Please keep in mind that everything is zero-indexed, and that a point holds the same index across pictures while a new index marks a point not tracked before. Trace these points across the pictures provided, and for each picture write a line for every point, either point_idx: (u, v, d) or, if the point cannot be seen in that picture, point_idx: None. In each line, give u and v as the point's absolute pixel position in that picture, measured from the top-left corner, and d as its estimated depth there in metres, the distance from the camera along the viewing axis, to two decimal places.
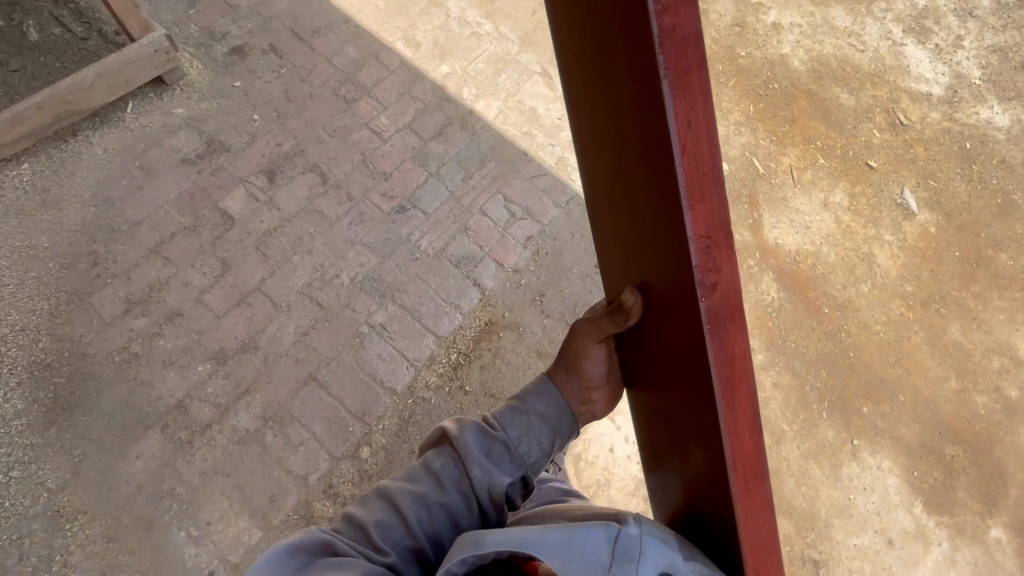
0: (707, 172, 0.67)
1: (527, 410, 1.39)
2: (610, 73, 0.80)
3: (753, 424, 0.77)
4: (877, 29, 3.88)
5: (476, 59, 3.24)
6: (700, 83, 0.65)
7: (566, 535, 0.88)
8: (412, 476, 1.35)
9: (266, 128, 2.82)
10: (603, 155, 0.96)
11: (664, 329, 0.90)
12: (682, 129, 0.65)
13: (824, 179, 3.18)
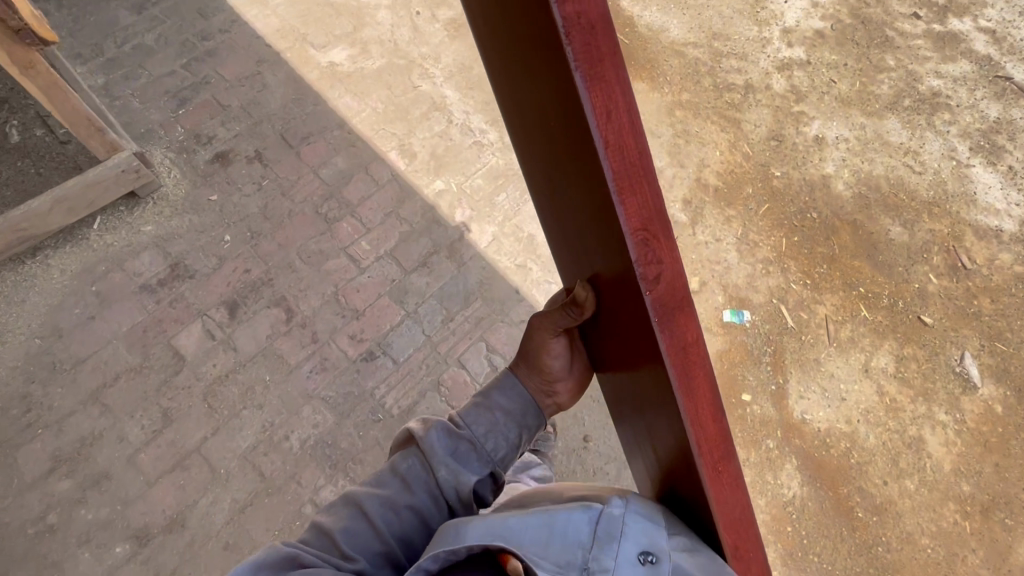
0: (636, 162, 0.60)
1: (491, 405, 1.22)
2: (521, 56, 0.71)
3: (716, 411, 0.73)
4: (939, 146, 3.42)
5: (475, 174, 2.97)
6: (615, 68, 0.57)
7: (545, 520, 0.89)
8: (377, 478, 1.17)
9: (236, 251, 2.61)
10: (535, 145, 0.87)
11: (618, 316, 0.82)
12: (602, 122, 0.57)
13: (865, 337, 2.73)
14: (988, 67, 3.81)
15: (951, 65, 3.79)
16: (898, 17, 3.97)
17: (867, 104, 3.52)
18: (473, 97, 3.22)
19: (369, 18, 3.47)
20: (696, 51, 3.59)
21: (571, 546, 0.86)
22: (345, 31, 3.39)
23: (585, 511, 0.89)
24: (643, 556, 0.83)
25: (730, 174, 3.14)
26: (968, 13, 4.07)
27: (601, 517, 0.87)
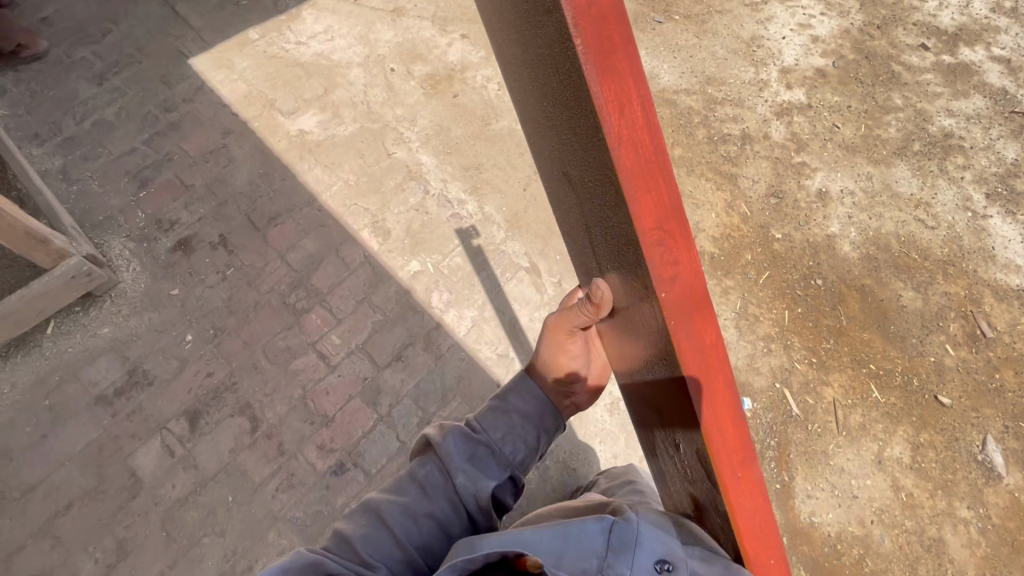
0: (650, 160, 0.92)
1: (508, 409, 1.66)
2: (566, 81, 1.01)
3: (716, 351, 1.03)
4: (953, 195, 3.19)
5: (453, 252, 2.79)
6: (631, 80, 0.87)
7: (563, 532, 1.15)
8: (400, 487, 1.50)
9: (198, 352, 2.45)
10: (577, 146, 1.18)
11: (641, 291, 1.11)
12: (619, 122, 0.88)
13: (878, 423, 2.52)
14: (1003, 102, 3.57)
15: (963, 101, 3.55)
16: (903, 50, 3.74)
17: (873, 150, 3.29)
18: (451, 163, 3.05)
19: (341, 78, 3.30)
20: (688, 99, 3.39)
21: (590, 555, 1.12)
22: (316, 94, 3.22)
23: (600, 524, 1.16)
24: (656, 565, 1.09)
25: (727, 239, 2.93)
26: (979, 41, 3.83)
27: (612, 529, 1.15)
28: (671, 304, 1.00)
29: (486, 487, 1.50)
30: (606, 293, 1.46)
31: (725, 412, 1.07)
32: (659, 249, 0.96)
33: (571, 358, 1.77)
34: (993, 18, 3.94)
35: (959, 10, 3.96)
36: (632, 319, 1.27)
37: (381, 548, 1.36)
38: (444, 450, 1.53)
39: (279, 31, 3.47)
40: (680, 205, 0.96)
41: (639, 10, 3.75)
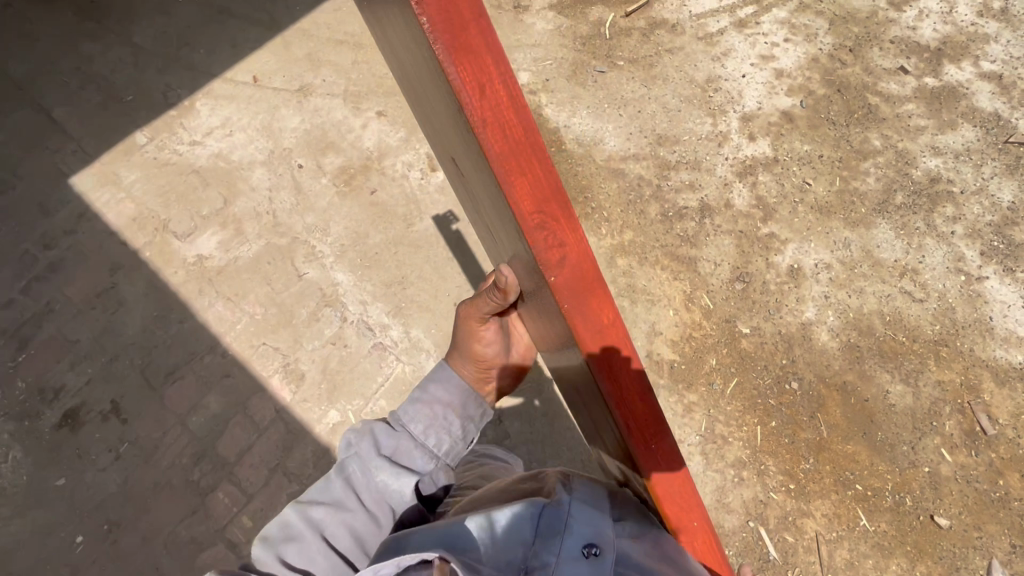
0: (522, 141, 0.85)
1: (434, 400, 1.42)
2: (415, 59, 0.93)
3: (621, 334, 1.03)
4: (943, 255, 2.81)
5: (377, 393, 2.47)
6: (486, 52, 0.78)
7: (495, 518, 1.08)
8: (326, 491, 1.29)
9: (91, 556, 2.17)
10: (446, 131, 1.11)
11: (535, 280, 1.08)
12: (482, 105, 0.80)
13: (866, 558, 2.23)
14: (997, 130, 3.15)
15: (950, 133, 3.14)
16: (880, 76, 3.31)
17: (850, 209, 2.91)
18: (371, 278, 2.69)
19: (242, 183, 2.91)
20: (638, 166, 2.99)
21: (517, 545, 1.04)
22: (214, 207, 2.84)
23: (531, 508, 1.09)
24: (586, 549, 1.02)
25: (688, 342, 2.58)
26: (966, 55, 3.39)
27: (544, 512, 1.09)
28: (567, 292, 0.97)
29: (408, 484, 1.35)
30: (509, 276, 1.21)
31: (633, 389, 1.07)
32: (542, 229, 0.92)
33: (490, 345, 1.46)
34: (980, 25, 3.49)
35: (940, 19, 3.51)
36: (531, 291, 1.20)
37: (308, 554, 1.19)
38: (361, 448, 1.35)
39: (170, 129, 3.06)
40: (557, 180, 0.90)
41: (578, 58, 3.31)
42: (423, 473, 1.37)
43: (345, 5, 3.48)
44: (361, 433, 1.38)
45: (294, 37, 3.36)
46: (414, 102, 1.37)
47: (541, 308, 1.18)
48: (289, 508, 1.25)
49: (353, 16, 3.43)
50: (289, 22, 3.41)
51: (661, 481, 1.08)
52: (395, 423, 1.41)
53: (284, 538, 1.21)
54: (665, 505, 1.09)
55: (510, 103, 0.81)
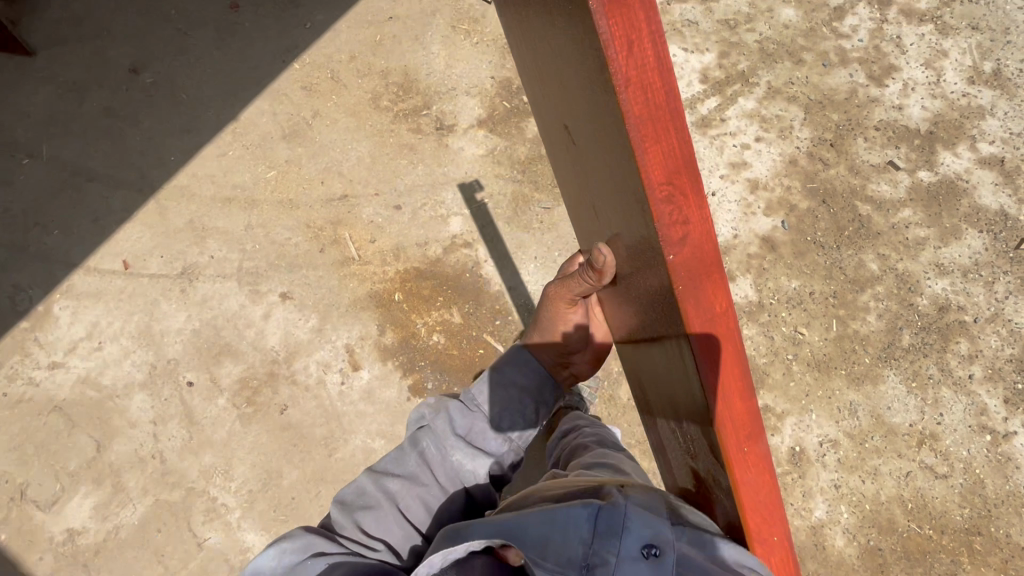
0: (666, 117, 0.84)
1: (506, 383, 1.65)
2: (566, 35, 0.96)
3: (734, 332, 0.99)
4: (963, 410, 2.41)
5: None
6: (645, 23, 0.78)
7: (550, 518, 1.13)
8: (398, 458, 1.51)
9: None
10: (580, 105, 1.13)
11: (643, 263, 1.06)
12: (630, 86, 0.81)
13: None
14: (1006, 232, 2.73)
15: (954, 244, 2.71)
16: (869, 174, 2.85)
17: (852, 360, 2.48)
18: None
19: (117, 418, 2.35)
20: None
21: (576, 543, 1.09)
22: (84, 458, 2.28)
23: (587, 510, 1.12)
24: (646, 551, 1.05)
25: None
26: (962, 136, 2.95)
27: (600, 514, 1.12)
28: (684, 275, 0.94)
29: (481, 462, 1.56)
30: (607, 257, 1.30)
31: (731, 385, 1.01)
32: (667, 204, 0.91)
33: (572, 329, 1.70)
34: (974, 94, 3.05)
35: (928, 91, 3.05)
36: (633, 272, 1.18)
37: (384, 523, 1.38)
38: (438, 427, 1.56)
39: (21, 349, 2.46)
40: (691, 158, 0.88)
41: (519, 190, 2.78)
42: (493, 453, 1.59)
43: (232, 146, 2.86)
44: (439, 408, 1.59)
45: (171, 199, 2.75)
46: (541, 76, 1.39)
47: (639, 294, 1.17)
48: (367, 479, 1.46)
49: (243, 163, 2.83)
50: (163, 178, 2.79)
51: (745, 481, 1.04)
52: (469, 405, 1.61)
53: (363, 507, 1.41)
54: (753, 526, 1.06)
55: (661, 73, 0.80)
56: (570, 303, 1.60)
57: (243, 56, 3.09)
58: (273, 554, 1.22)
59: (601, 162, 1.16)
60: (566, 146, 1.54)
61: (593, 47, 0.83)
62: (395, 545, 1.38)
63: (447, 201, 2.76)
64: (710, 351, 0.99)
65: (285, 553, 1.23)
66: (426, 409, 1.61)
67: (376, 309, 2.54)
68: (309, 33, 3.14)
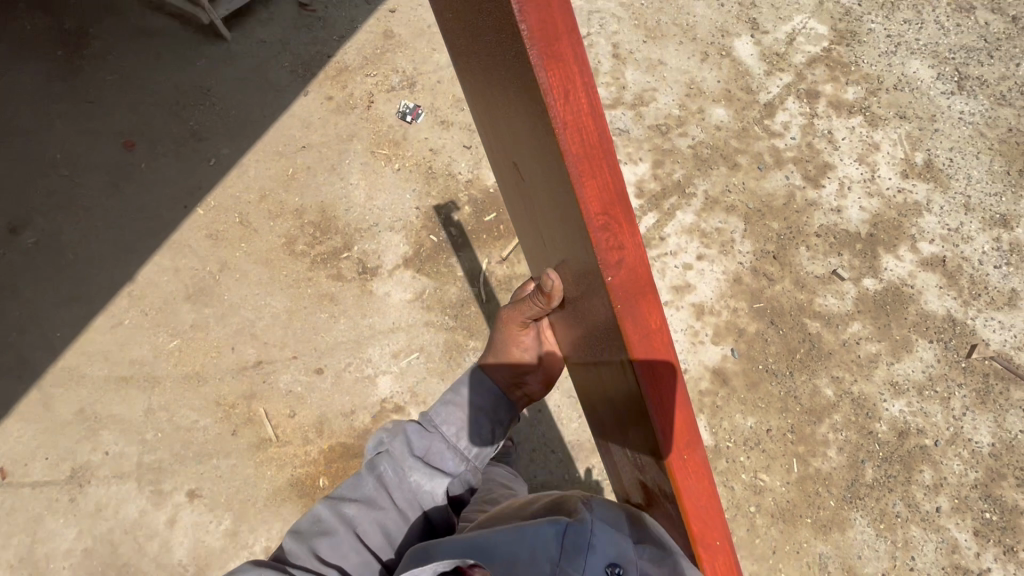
0: (597, 144, 0.79)
1: (465, 402, 1.52)
2: (501, 52, 0.92)
3: (670, 354, 0.93)
4: (934, 551, 2.29)
5: None
6: (571, 46, 0.74)
7: (519, 533, 1.06)
8: (355, 483, 1.44)
9: None
10: (513, 124, 1.08)
11: (582, 277, 0.99)
12: (561, 99, 0.75)
13: None
14: (956, 340, 2.66)
15: (906, 358, 2.62)
16: (815, 287, 2.75)
17: (817, 505, 2.34)
18: None
19: None
20: None
21: (543, 563, 1.04)
22: None
23: (554, 528, 1.07)
24: (609, 569, 1.04)
25: None
26: (902, 235, 2.89)
27: (568, 530, 1.07)
28: (620, 292, 0.87)
29: (441, 485, 1.47)
30: (556, 281, 1.16)
31: (674, 413, 0.94)
32: (604, 230, 0.84)
33: (528, 350, 1.51)
34: (909, 189, 3.01)
35: (864, 189, 3.00)
36: (575, 298, 1.11)
37: (339, 552, 1.32)
38: (395, 450, 1.48)
39: None
40: (623, 186, 0.83)
41: (452, 337, 2.57)
42: (455, 474, 1.50)
43: (128, 313, 2.56)
44: (397, 432, 1.51)
45: (58, 385, 2.43)
46: (475, 104, 1.35)
47: (581, 316, 1.10)
48: (322, 504, 1.39)
49: (140, 332, 2.53)
50: (48, 360, 2.47)
51: (688, 490, 0.95)
52: (428, 427, 1.51)
53: (317, 535, 1.34)
54: (692, 534, 0.96)
55: (591, 103, 0.76)
56: (522, 326, 1.42)
57: (140, 201, 2.81)
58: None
59: (537, 191, 1.11)
60: (502, 178, 1.49)
61: (523, 76, 0.78)
62: (351, 573, 1.31)
63: (374, 358, 2.52)
64: (653, 376, 0.91)
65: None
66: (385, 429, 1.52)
67: (298, 500, 2.26)
68: (213, 170, 2.88)
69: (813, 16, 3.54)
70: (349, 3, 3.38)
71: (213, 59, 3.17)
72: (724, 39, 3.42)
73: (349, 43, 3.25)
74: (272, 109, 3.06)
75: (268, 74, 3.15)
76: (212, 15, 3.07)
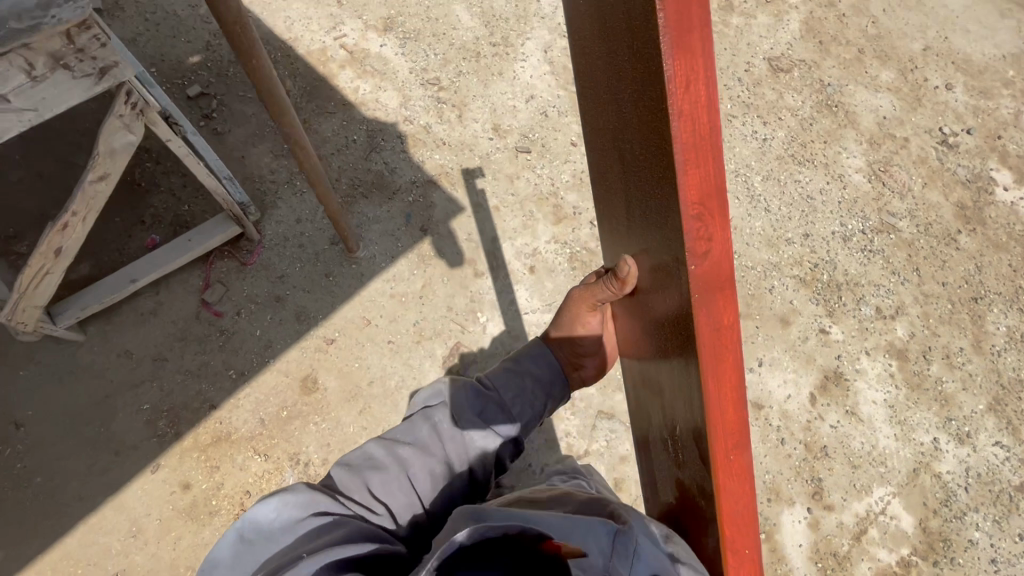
0: (707, 139, 0.91)
1: (522, 371, 1.80)
2: (630, 56, 1.04)
3: (734, 339, 1.04)
4: None
5: None
6: (699, 43, 0.84)
7: (571, 525, 1.08)
8: (409, 430, 1.58)
9: None
10: (628, 117, 1.21)
11: (671, 260, 1.12)
12: (682, 95, 0.87)
13: None
14: None
15: None
16: None
17: None
18: None
19: None
20: None
21: (595, 553, 1.03)
22: None
23: (606, 526, 1.08)
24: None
25: None
26: None
27: (618, 535, 1.07)
28: (700, 277, 1.00)
29: (488, 443, 1.62)
30: (632, 269, 1.49)
31: (727, 387, 1.06)
32: (696, 222, 0.97)
33: (590, 331, 1.88)
34: None
35: None
36: (661, 292, 1.28)
37: (389, 487, 1.44)
38: (450, 407, 1.63)
39: None
40: (722, 182, 0.95)
41: None
42: (501, 435, 1.64)
43: None
44: (452, 387, 1.68)
45: None
46: (596, 113, 1.52)
47: (664, 308, 1.27)
48: (375, 444, 1.53)
49: None
50: None
51: (728, 489, 1.09)
52: (479, 386, 1.73)
53: (370, 469, 1.47)
54: (722, 508, 1.10)
55: (708, 103, 0.88)
56: (591, 306, 1.78)
57: None
58: (275, 502, 1.28)
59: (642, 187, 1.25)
60: (604, 176, 1.66)
61: (654, 68, 0.91)
62: (399, 513, 1.43)
63: None
64: (713, 356, 1.04)
65: (287, 505, 1.29)
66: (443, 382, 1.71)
67: None
68: None
69: (899, 491, 2.53)
70: (272, 314, 2.39)
71: (44, 371, 2.20)
72: (767, 505, 2.44)
73: (247, 390, 2.28)
74: (93, 488, 2.08)
75: (113, 418, 2.17)
76: (57, 326, 2.11)
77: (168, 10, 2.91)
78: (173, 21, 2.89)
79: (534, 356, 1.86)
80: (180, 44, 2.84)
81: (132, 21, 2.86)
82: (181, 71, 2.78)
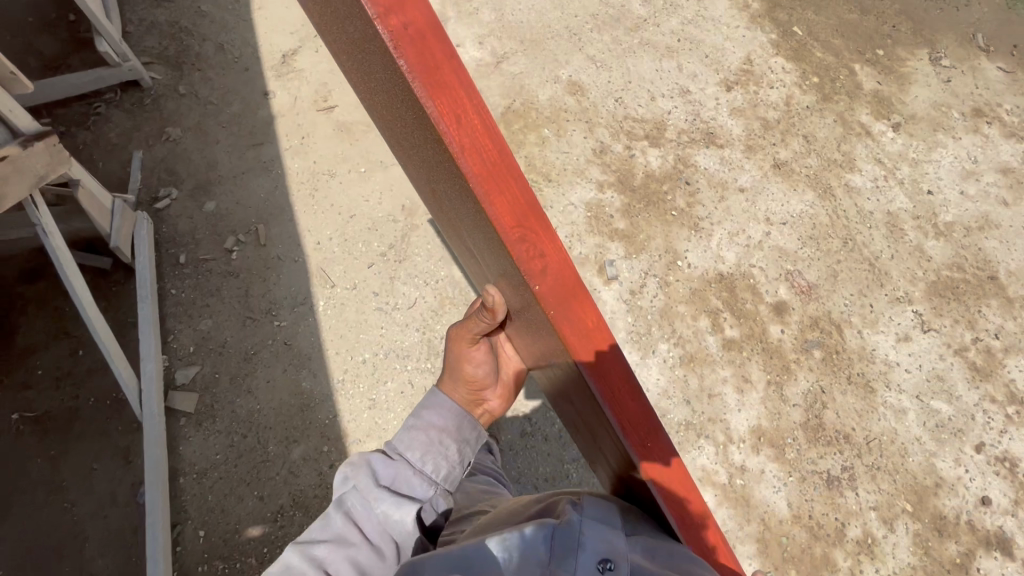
0: (498, 166, 0.97)
1: (424, 425, 1.39)
2: (397, 100, 1.10)
3: (597, 323, 1.07)
4: None
5: None
6: (448, 68, 0.91)
7: (506, 547, 0.99)
8: (323, 523, 1.26)
9: None
10: (424, 156, 1.27)
11: (513, 277, 1.11)
12: (454, 133, 0.93)
13: None
14: None
15: None
16: None
17: None
18: None
19: None
20: None
21: (531, 567, 0.96)
22: None
23: (539, 530, 1.00)
24: (600, 565, 0.94)
25: None
26: None
27: (554, 532, 0.99)
28: (545, 294, 1.02)
29: (410, 514, 1.29)
30: (497, 295, 1.33)
31: (611, 381, 1.08)
32: (521, 241, 1.00)
33: (480, 365, 1.51)
34: None
35: None
36: (519, 304, 1.22)
37: None
38: (358, 482, 1.31)
39: None
40: (528, 195, 1.00)
41: None
42: (425, 501, 1.33)
43: None
44: (359, 464, 1.33)
45: None
46: (399, 147, 1.64)
47: (527, 321, 1.25)
48: (290, 550, 1.22)
49: None
50: None
51: (661, 482, 1.09)
52: (391, 455, 1.36)
53: None
54: (661, 493, 1.08)
55: (479, 120, 0.93)
56: (472, 341, 1.47)
57: None
58: None
59: (454, 204, 1.30)
60: (435, 202, 1.75)
61: (416, 106, 0.95)
62: None
63: None
64: (593, 359, 1.06)
65: None
66: (341, 472, 1.34)
67: None
68: None
69: None
70: None
71: None
72: None
73: None
74: None
75: None
76: None
77: (262, 437, 2.30)
78: (260, 457, 2.28)
79: (417, 411, 1.43)
80: (249, 499, 2.21)
81: (215, 440, 2.29)
82: (229, 546, 2.14)
